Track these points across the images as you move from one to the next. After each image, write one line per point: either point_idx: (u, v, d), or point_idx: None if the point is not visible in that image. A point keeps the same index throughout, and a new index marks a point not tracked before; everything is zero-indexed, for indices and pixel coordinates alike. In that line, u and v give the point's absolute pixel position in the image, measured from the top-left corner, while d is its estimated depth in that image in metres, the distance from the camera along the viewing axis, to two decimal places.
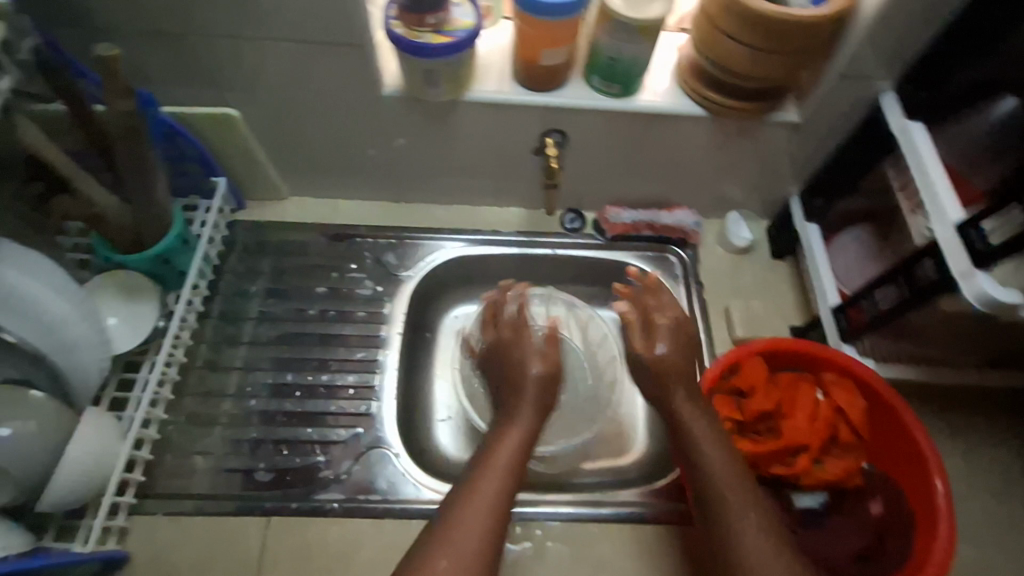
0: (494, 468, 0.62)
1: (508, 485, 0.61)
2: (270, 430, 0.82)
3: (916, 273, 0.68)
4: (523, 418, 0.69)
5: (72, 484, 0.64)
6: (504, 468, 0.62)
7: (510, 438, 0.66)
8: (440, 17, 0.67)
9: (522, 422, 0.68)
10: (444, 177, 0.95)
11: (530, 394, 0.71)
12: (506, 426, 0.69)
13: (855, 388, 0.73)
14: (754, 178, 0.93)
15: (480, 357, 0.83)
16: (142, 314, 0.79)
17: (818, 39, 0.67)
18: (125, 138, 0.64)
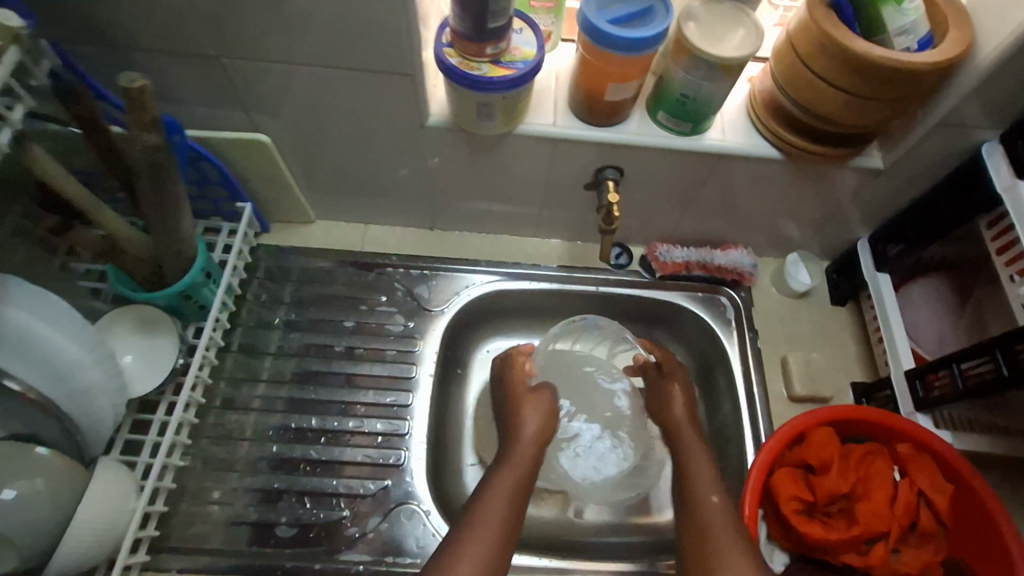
0: (491, 511, 0.58)
1: (505, 532, 0.57)
2: (292, 480, 0.76)
3: (1020, 353, 0.61)
4: (519, 459, 0.64)
5: (82, 548, 0.60)
6: (502, 514, 0.58)
7: (507, 477, 0.62)
8: (500, 46, 0.61)
9: (516, 462, 0.64)
10: (484, 205, 0.88)
11: (530, 432, 0.67)
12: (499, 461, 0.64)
13: (932, 464, 0.67)
14: (820, 222, 0.85)
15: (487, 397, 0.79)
16: (160, 351, 0.73)
17: (924, 84, 0.60)
18: (147, 174, 0.58)
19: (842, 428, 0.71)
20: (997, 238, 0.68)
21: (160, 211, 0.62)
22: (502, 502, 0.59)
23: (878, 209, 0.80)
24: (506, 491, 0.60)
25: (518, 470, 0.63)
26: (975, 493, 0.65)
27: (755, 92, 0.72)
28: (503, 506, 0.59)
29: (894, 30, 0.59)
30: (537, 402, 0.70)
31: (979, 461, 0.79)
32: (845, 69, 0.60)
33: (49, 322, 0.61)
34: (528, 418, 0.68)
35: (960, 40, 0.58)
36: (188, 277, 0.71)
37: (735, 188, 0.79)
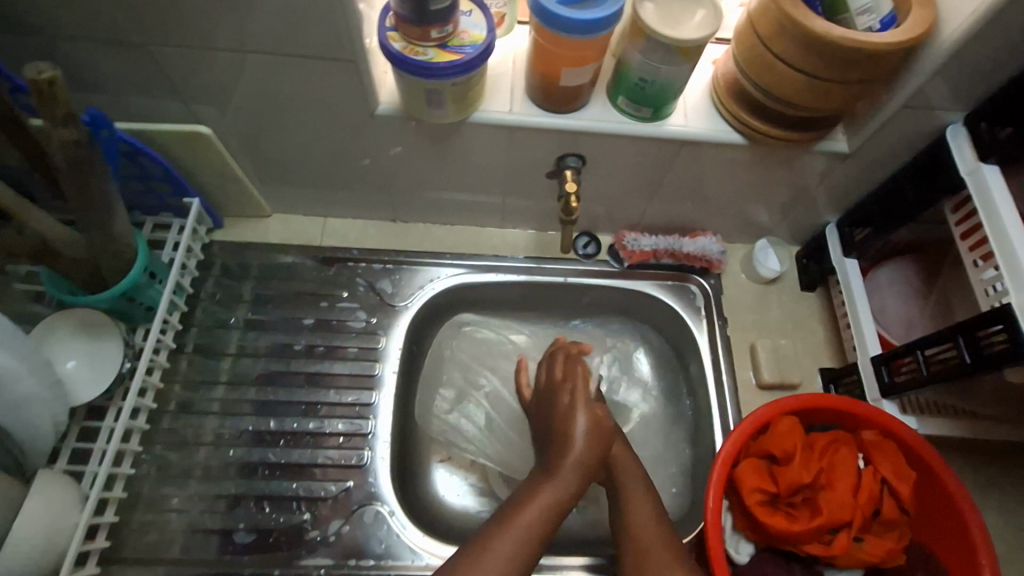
0: (519, 527, 0.57)
1: (527, 552, 0.57)
2: (251, 485, 0.74)
3: (982, 339, 0.60)
4: (559, 479, 0.62)
5: (20, 566, 0.56)
6: (530, 536, 0.57)
7: (543, 496, 0.60)
8: (446, 30, 0.58)
9: (556, 482, 0.61)
10: (447, 196, 0.85)
11: (575, 453, 0.64)
12: (542, 478, 0.62)
13: (896, 451, 0.67)
14: (789, 206, 0.84)
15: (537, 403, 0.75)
16: (103, 355, 0.70)
17: (886, 65, 0.58)
18: (71, 172, 0.55)
19: (808, 417, 0.70)
20: (961, 222, 0.67)
21: (91, 210, 0.59)
22: (530, 529, 0.58)
23: (846, 193, 0.79)
24: (540, 507, 0.59)
25: (559, 495, 0.60)
26: (939, 481, 0.64)
27: (718, 75, 0.70)
28: (532, 526, 0.58)
29: (855, 8, 0.58)
30: (593, 423, 0.66)
31: (944, 443, 0.79)
32: (805, 51, 0.58)
33: None
34: (580, 437, 0.65)
35: (924, 18, 0.56)
36: (129, 279, 0.67)
37: (700, 173, 0.77)
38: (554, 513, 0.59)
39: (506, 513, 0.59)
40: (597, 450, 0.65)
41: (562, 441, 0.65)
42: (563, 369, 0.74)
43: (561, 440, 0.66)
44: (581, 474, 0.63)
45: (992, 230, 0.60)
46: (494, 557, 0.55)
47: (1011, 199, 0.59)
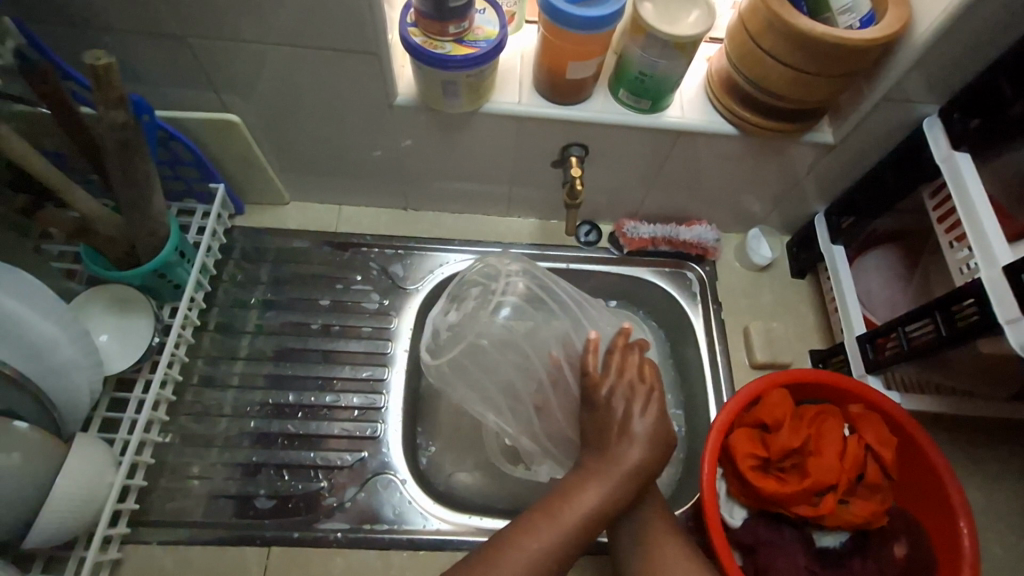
0: (558, 523, 0.58)
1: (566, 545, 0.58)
2: (270, 454, 0.78)
3: (956, 312, 0.65)
4: (605, 482, 0.61)
5: (63, 519, 0.61)
6: (570, 534, 0.58)
7: (588, 495, 0.60)
8: (463, 26, 0.63)
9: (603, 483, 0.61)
10: (457, 185, 0.90)
11: (632, 458, 0.62)
12: (586, 475, 0.62)
13: (880, 422, 0.71)
14: (780, 196, 0.89)
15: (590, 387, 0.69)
16: (134, 329, 0.74)
17: (865, 60, 0.64)
18: (116, 153, 0.59)
19: (798, 391, 0.75)
20: (938, 207, 0.72)
21: (131, 190, 0.63)
22: (574, 526, 0.59)
23: (832, 182, 0.84)
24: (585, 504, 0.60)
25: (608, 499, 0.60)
26: (921, 450, 0.69)
27: (712, 71, 0.75)
28: (572, 523, 0.59)
29: (837, 8, 0.63)
30: (647, 429, 0.64)
31: (926, 418, 0.83)
32: (791, 46, 0.63)
33: (22, 301, 0.62)
34: (636, 440, 0.63)
35: (899, 17, 0.62)
36: (161, 256, 0.72)
37: (695, 163, 0.82)
38: (599, 515, 0.60)
39: (544, 505, 0.60)
40: (649, 456, 0.63)
41: (614, 446, 0.63)
42: (618, 363, 0.70)
43: (605, 435, 0.65)
44: (632, 479, 0.61)
45: (964, 211, 0.64)
46: (533, 550, 0.57)
47: (981, 183, 0.64)
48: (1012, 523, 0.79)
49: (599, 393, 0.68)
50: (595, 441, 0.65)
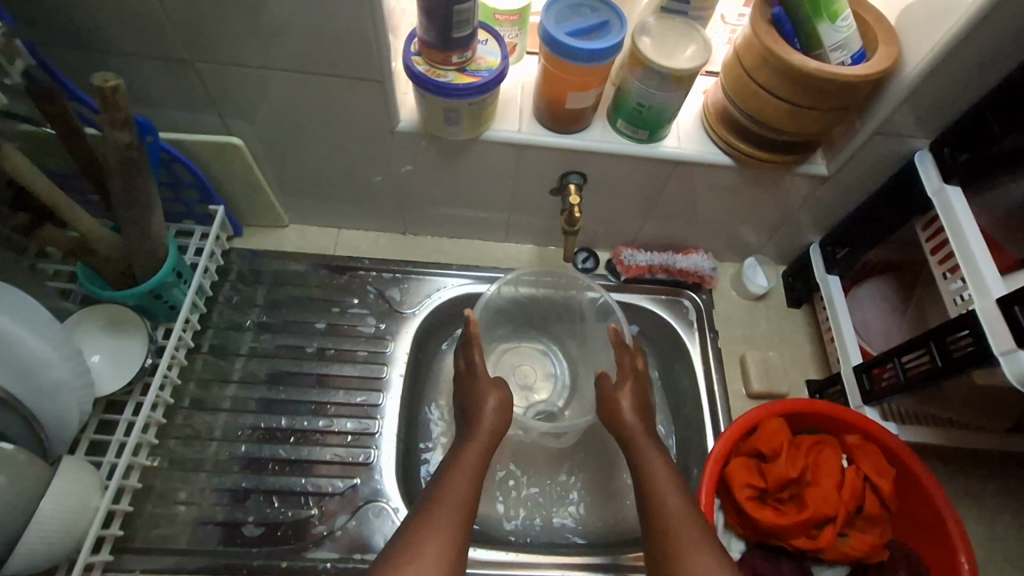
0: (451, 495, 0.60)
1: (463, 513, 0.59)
2: (260, 479, 0.77)
3: (951, 344, 0.65)
4: (463, 476, 0.63)
5: (45, 544, 0.59)
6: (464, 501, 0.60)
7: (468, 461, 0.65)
8: (466, 55, 0.65)
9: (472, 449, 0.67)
10: (455, 210, 0.91)
11: (488, 416, 0.70)
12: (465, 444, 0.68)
13: (878, 452, 0.71)
14: (775, 227, 0.90)
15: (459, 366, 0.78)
16: (129, 350, 0.73)
17: (857, 95, 0.65)
18: (119, 172, 0.60)
19: (794, 421, 0.74)
20: (931, 239, 0.73)
21: (131, 210, 0.64)
22: (455, 509, 0.59)
23: (826, 214, 0.85)
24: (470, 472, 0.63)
25: (653, 488, 0.63)
26: (917, 479, 0.68)
27: (708, 104, 0.77)
28: (454, 514, 0.58)
29: (829, 45, 0.64)
30: (484, 409, 0.71)
31: (925, 451, 0.83)
32: (785, 81, 0.65)
33: (16, 318, 0.62)
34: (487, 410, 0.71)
35: (889, 55, 0.64)
36: (158, 276, 0.71)
37: (691, 193, 0.83)
38: (469, 498, 0.61)
39: (429, 507, 0.59)
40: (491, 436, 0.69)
41: (631, 444, 0.69)
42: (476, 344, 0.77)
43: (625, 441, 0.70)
44: (479, 465, 0.65)
45: (957, 244, 0.65)
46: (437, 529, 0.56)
47: (972, 217, 0.65)
48: (1015, 560, 0.77)
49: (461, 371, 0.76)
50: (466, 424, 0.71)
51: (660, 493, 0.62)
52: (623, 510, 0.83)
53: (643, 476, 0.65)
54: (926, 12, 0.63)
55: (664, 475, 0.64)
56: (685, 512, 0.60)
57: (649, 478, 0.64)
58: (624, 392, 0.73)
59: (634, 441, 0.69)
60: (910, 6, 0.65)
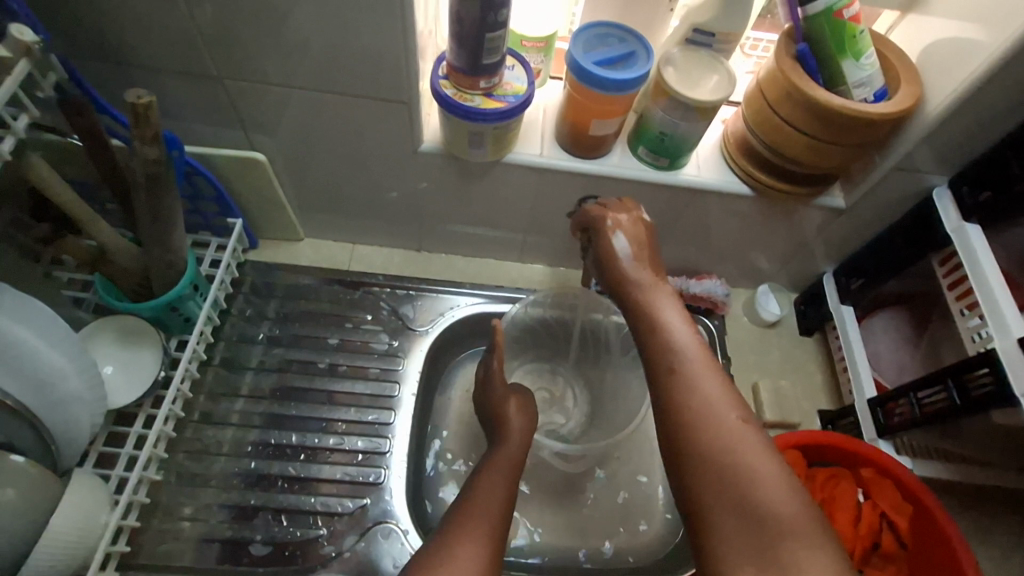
0: (484, 497, 0.59)
1: (498, 510, 0.58)
2: (269, 497, 0.76)
3: (970, 381, 0.65)
4: (493, 486, 0.61)
5: (53, 561, 0.58)
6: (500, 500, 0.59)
7: (499, 463, 0.66)
8: (493, 81, 0.65)
9: (504, 452, 0.67)
10: (471, 229, 0.91)
11: (517, 426, 0.71)
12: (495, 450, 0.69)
13: (893, 488, 0.71)
14: (788, 255, 0.91)
15: (478, 381, 0.79)
16: (143, 363, 0.73)
17: (879, 131, 0.66)
18: (146, 187, 0.60)
19: (808, 453, 0.75)
20: (948, 274, 0.73)
21: (154, 224, 0.64)
22: (488, 511, 0.57)
23: (842, 245, 0.85)
24: (500, 478, 0.63)
25: (703, 416, 0.48)
26: (931, 517, 0.68)
27: (727, 133, 0.78)
28: (484, 522, 0.55)
29: (852, 82, 0.65)
30: (508, 434, 0.70)
31: (938, 486, 0.82)
32: (808, 115, 0.66)
33: (32, 330, 0.61)
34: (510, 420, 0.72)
35: (912, 94, 0.64)
36: (176, 290, 0.71)
37: (708, 221, 0.84)
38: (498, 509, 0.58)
39: (459, 518, 0.56)
40: (516, 451, 0.68)
41: (663, 350, 0.53)
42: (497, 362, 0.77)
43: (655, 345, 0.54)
44: (508, 479, 0.63)
45: (976, 280, 0.66)
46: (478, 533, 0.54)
47: (992, 255, 0.66)
48: None
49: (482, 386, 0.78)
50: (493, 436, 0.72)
51: (714, 421, 0.48)
52: (634, 534, 0.84)
53: (686, 401, 0.49)
54: (949, 53, 0.64)
55: (722, 403, 0.49)
56: (753, 445, 0.47)
57: (696, 404, 0.49)
58: (664, 302, 0.58)
59: (671, 353, 0.52)
60: (932, 46, 0.66)
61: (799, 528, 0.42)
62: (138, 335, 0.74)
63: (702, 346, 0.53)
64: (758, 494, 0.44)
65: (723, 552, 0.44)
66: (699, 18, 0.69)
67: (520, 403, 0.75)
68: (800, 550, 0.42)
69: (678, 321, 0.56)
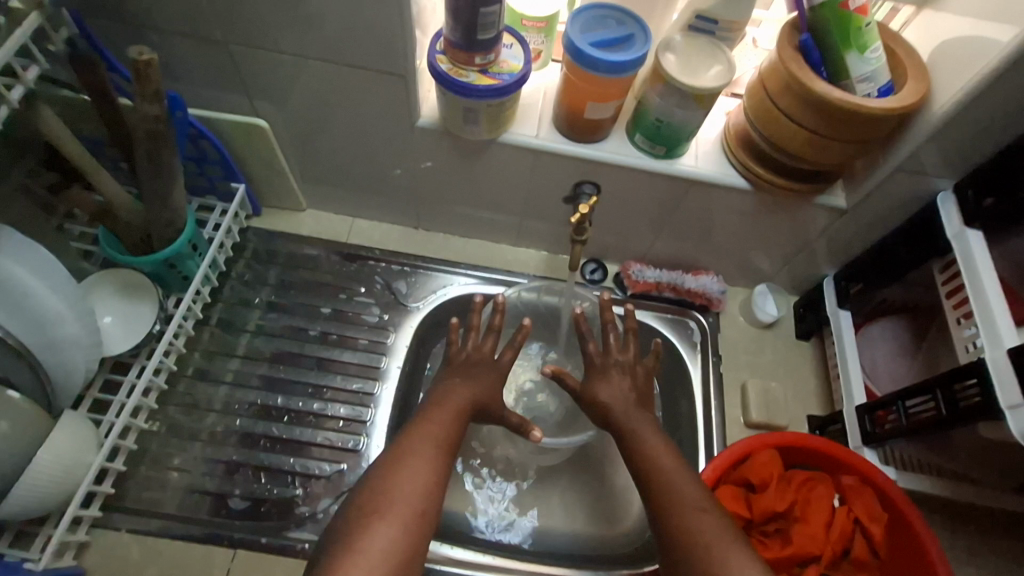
0: (434, 422, 0.63)
1: (448, 437, 0.62)
2: (252, 454, 0.79)
3: (958, 392, 0.63)
4: (439, 421, 0.63)
5: (39, 492, 0.61)
6: (454, 427, 0.64)
7: (458, 396, 0.68)
8: (489, 57, 0.65)
9: (466, 386, 0.69)
10: (469, 209, 0.91)
11: (484, 374, 0.72)
12: (459, 378, 0.71)
13: (873, 497, 0.69)
14: (790, 256, 0.89)
15: (447, 355, 0.75)
16: (139, 315, 0.75)
17: (882, 127, 0.64)
18: (146, 143, 0.62)
19: (788, 454, 0.74)
20: (947, 282, 0.71)
21: (153, 180, 0.66)
22: (434, 437, 0.61)
23: (843, 248, 0.83)
24: (452, 410, 0.65)
25: (641, 449, 0.63)
26: (908, 524, 0.66)
27: (730, 125, 0.76)
28: (432, 452, 0.59)
29: (856, 76, 0.63)
30: (467, 381, 0.70)
31: (925, 501, 0.80)
32: (807, 107, 0.64)
33: (35, 274, 0.64)
34: (475, 375, 0.71)
35: (917, 91, 0.62)
36: (173, 247, 0.73)
37: (705, 214, 0.83)
38: (440, 443, 0.61)
39: (403, 445, 0.59)
40: (468, 397, 0.68)
41: (623, 420, 0.67)
42: (474, 343, 0.74)
43: (614, 422, 0.67)
44: (454, 419, 0.64)
45: (972, 287, 0.63)
46: (427, 452, 0.59)
47: (992, 262, 0.63)
48: None
49: (457, 355, 0.74)
50: (447, 367, 0.74)
51: (664, 475, 0.60)
52: (608, 522, 0.85)
53: (640, 448, 0.64)
54: (961, 51, 0.61)
55: (658, 449, 0.63)
56: (686, 483, 0.58)
57: (648, 454, 0.63)
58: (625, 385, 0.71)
59: (623, 419, 0.67)
60: (945, 43, 0.64)
61: (721, 541, 0.52)
62: (137, 289, 0.77)
63: (669, 447, 0.64)
64: (694, 525, 0.54)
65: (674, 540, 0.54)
66: (702, 4, 0.69)
67: (494, 371, 0.73)
68: (732, 553, 0.51)
69: (640, 408, 0.69)
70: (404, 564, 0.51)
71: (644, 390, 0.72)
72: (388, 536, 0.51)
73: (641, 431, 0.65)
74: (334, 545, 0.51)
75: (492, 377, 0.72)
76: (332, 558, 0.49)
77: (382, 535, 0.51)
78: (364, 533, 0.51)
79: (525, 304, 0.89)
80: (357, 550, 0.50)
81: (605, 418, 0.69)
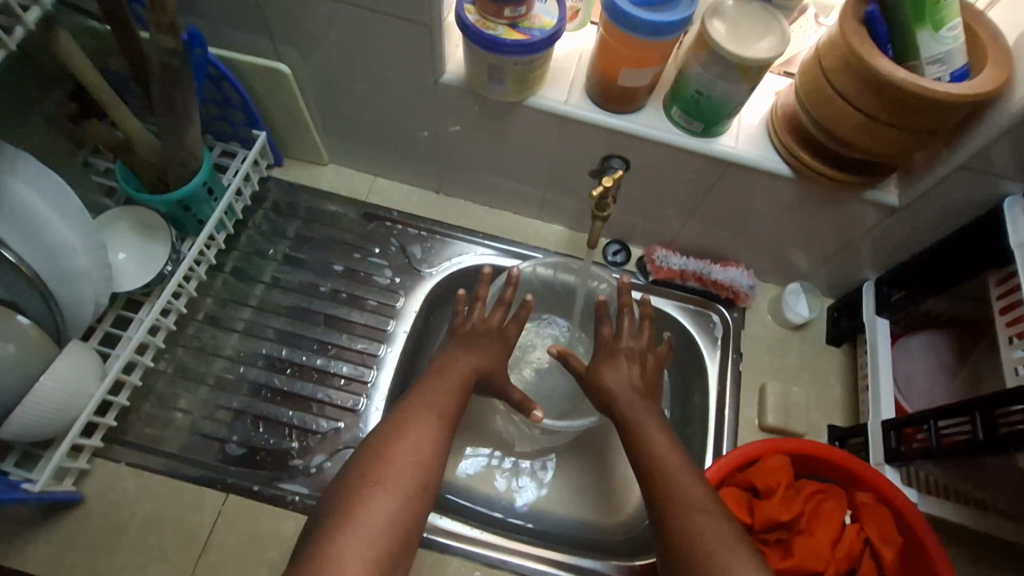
0: (435, 392, 0.61)
1: (450, 408, 0.60)
2: (253, 403, 0.79)
3: (999, 417, 0.57)
4: (443, 390, 0.61)
5: (43, 417, 0.62)
6: (458, 398, 0.62)
7: (461, 366, 0.65)
8: (520, 11, 0.61)
9: (469, 357, 0.67)
10: (492, 177, 0.88)
11: (488, 347, 0.70)
12: (464, 348, 0.68)
13: (889, 518, 0.65)
14: (830, 255, 0.82)
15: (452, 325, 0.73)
16: (152, 254, 0.75)
17: (951, 117, 0.57)
18: (163, 78, 0.61)
19: (803, 464, 0.70)
20: (1002, 297, 0.65)
21: (169, 116, 0.65)
22: (435, 407, 0.59)
23: (890, 250, 0.77)
24: (456, 381, 0.63)
25: (644, 442, 0.60)
26: (924, 552, 0.62)
27: (777, 106, 0.70)
28: (433, 422, 0.57)
29: (926, 57, 0.56)
30: (471, 349, 0.68)
31: (946, 529, 0.74)
32: (866, 89, 0.58)
33: (53, 206, 0.64)
34: (477, 349, 0.68)
35: (997, 77, 0.55)
36: (187, 188, 0.72)
37: (742, 201, 0.77)
38: (442, 415, 0.59)
39: (404, 414, 0.57)
40: (467, 371, 0.66)
41: (628, 410, 0.63)
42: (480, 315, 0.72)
43: (618, 412, 0.64)
44: (457, 392, 0.62)
45: None
46: (430, 421, 0.57)
47: None
48: None
49: (463, 324, 0.72)
50: (452, 336, 0.71)
51: (670, 472, 0.56)
52: (605, 510, 0.82)
53: (644, 441, 0.60)
54: None
55: (661, 443, 0.59)
56: (691, 483, 0.55)
57: (655, 447, 0.59)
58: (634, 372, 0.67)
59: (628, 408, 0.63)
60: None
61: (725, 550, 0.49)
62: (151, 228, 0.76)
63: (673, 441, 0.60)
64: (697, 533, 0.50)
65: (674, 545, 0.51)
66: None
67: (498, 346, 0.71)
68: (735, 561, 0.48)
69: (648, 400, 0.65)
70: (402, 536, 0.49)
71: (653, 380, 0.68)
72: (389, 509, 0.49)
73: (645, 424, 0.62)
74: (332, 511, 0.49)
75: (496, 350, 0.70)
76: (329, 523, 0.48)
77: (381, 507, 0.49)
78: (364, 502, 0.49)
79: (541, 279, 0.85)
80: (357, 519, 0.48)
81: (608, 406, 0.66)
